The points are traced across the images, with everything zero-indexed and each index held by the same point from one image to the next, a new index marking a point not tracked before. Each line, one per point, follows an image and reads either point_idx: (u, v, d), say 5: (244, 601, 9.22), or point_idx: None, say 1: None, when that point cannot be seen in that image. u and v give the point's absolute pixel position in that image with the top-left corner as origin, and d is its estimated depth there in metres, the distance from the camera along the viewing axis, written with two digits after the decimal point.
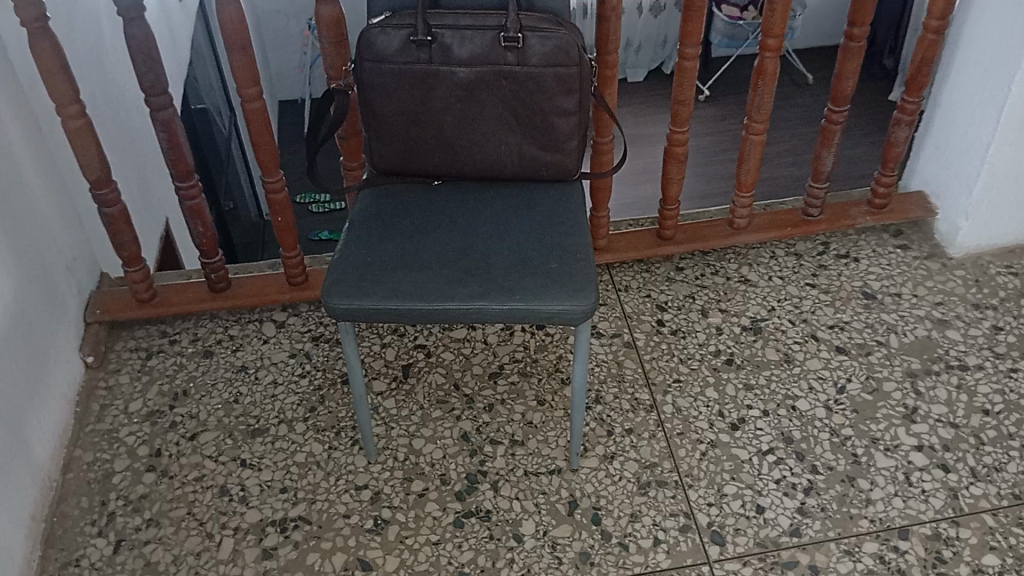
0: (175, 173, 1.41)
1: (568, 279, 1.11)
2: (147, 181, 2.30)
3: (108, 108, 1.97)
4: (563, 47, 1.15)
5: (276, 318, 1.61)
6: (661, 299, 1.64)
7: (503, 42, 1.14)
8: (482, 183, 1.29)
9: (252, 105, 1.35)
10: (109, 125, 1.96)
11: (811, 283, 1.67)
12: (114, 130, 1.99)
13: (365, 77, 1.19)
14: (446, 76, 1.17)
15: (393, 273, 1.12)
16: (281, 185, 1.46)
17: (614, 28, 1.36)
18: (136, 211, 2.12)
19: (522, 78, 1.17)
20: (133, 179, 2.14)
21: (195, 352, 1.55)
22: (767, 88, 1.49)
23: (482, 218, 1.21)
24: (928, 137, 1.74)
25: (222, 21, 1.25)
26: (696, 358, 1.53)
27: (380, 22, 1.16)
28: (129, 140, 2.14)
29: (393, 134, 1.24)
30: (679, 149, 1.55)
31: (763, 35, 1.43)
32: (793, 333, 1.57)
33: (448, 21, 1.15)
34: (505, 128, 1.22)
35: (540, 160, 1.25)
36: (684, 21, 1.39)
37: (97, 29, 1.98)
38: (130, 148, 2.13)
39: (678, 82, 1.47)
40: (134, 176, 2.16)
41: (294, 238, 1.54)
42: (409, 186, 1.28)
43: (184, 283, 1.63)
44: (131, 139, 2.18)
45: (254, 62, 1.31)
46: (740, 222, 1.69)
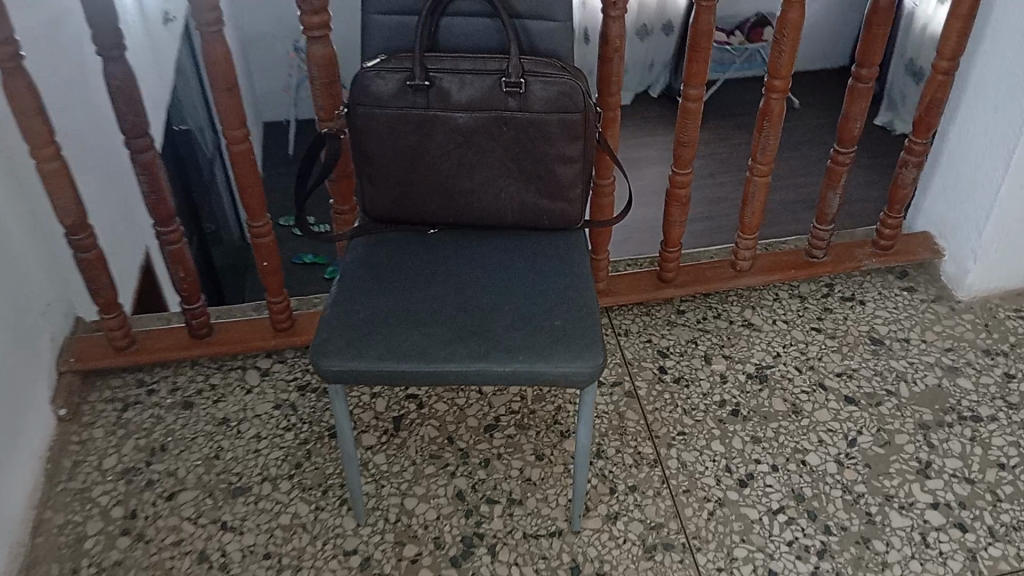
0: (155, 217, 1.33)
1: (574, 338, 1.05)
2: (131, 212, 2.22)
3: (93, 141, 1.90)
4: (567, 92, 1.09)
5: (260, 366, 1.53)
6: (663, 344, 1.58)
7: (504, 87, 1.09)
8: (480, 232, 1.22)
9: (238, 147, 1.28)
10: (92, 159, 1.89)
11: (817, 327, 1.62)
12: (95, 158, 1.91)
13: (359, 121, 1.13)
14: (445, 121, 1.12)
15: (388, 331, 1.06)
16: (267, 229, 1.38)
17: (616, 69, 1.31)
18: (116, 242, 2.03)
19: (523, 124, 1.11)
20: (115, 207, 2.05)
21: (175, 403, 1.47)
22: (773, 129, 1.43)
23: (480, 269, 1.15)
24: (934, 178, 1.69)
25: (205, 58, 1.18)
26: (701, 409, 1.47)
27: (375, 64, 1.11)
28: (113, 172, 2.06)
29: (388, 180, 1.18)
30: (681, 192, 1.49)
31: (769, 76, 1.39)
32: (800, 381, 1.52)
33: (447, 64, 1.10)
34: (506, 175, 1.16)
35: (542, 209, 1.19)
36: (690, 62, 1.34)
37: (82, 53, 1.90)
38: (116, 179, 2.06)
39: (681, 124, 1.41)
40: (116, 204, 2.07)
41: (281, 282, 1.46)
42: (404, 234, 1.22)
43: (163, 328, 1.55)
44: (114, 166, 2.09)
45: (242, 103, 1.24)
46: (743, 264, 1.63)
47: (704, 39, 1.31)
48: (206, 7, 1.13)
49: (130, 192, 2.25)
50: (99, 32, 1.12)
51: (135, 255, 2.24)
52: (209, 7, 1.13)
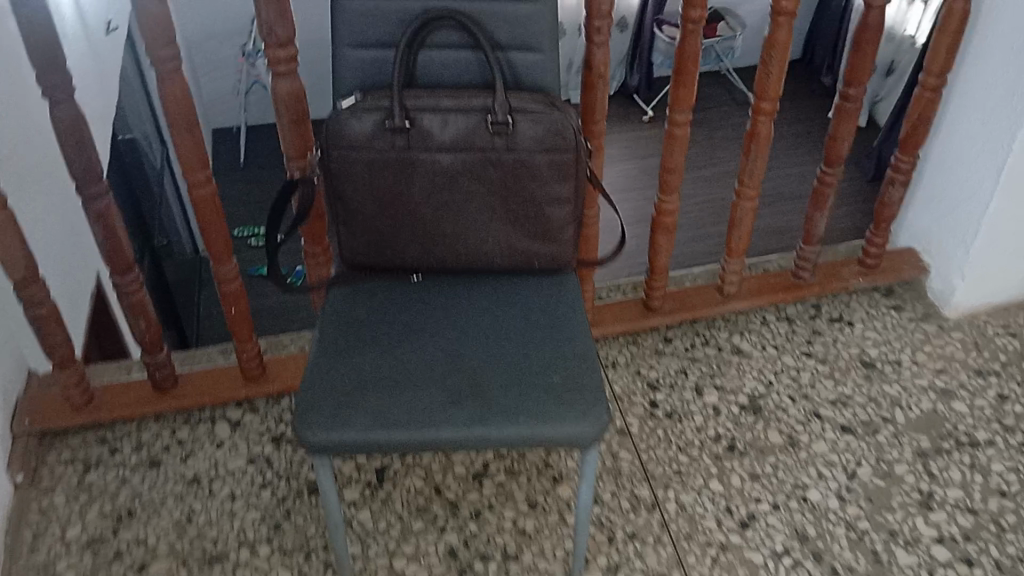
0: (111, 267, 1.23)
1: (576, 396, 0.97)
2: (81, 239, 2.10)
3: (39, 170, 1.78)
4: (558, 130, 1.02)
5: (230, 417, 1.44)
6: (652, 376, 1.53)
7: (491, 125, 1.01)
8: (465, 278, 1.14)
9: (200, 191, 1.18)
10: (39, 189, 1.77)
11: (807, 351, 1.57)
12: (39, 186, 1.77)
13: (333, 166, 1.05)
14: (427, 163, 1.04)
15: (376, 397, 0.97)
16: (233, 272, 1.29)
17: (600, 96, 1.24)
18: (63, 273, 1.90)
19: (512, 164, 1.04)
20: (61, 235, 1.91)
21: (140, 462, 1.38)
22: (761, 152, 1.38)
23: (470, 321, 1.07)
24: (918, 194, 1.67)
25: (162, 98, 1.08)
26: (696, 445, 1.42)
27: (350, 104, 1.02)
28: (61, 199, 1.94)
29: (366, 226, 1.09)
30: (668, 219, 1.42)
31: (757, 97, 1.33)
32: (795, 411, 1.47)
33: (428, 103, 1.02)
34: (493, 218, 1.08)
35: (532, 252, 1.11)
36: (675, 86, 1.27)
37: (21, 72, 1.76)
38: (66, 207, 1.94)
39: (667, 150, 1.34)
40: (63, 231, 1.93)
41: (249, 329, 1.37)
42: (386, 283, 1.13)
43: (125, 381, 1.46)
44: (61, 189, 1.95)
45: (203, 144, 1.15)
46: (730, 288, 1.58)
47: (691, 62, 1.25)
48: (162, 45, 1.03)
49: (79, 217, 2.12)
50: (44, 75, 1.02)
51: (87, 283, 2.12)
52: (165, 44, 1.04)
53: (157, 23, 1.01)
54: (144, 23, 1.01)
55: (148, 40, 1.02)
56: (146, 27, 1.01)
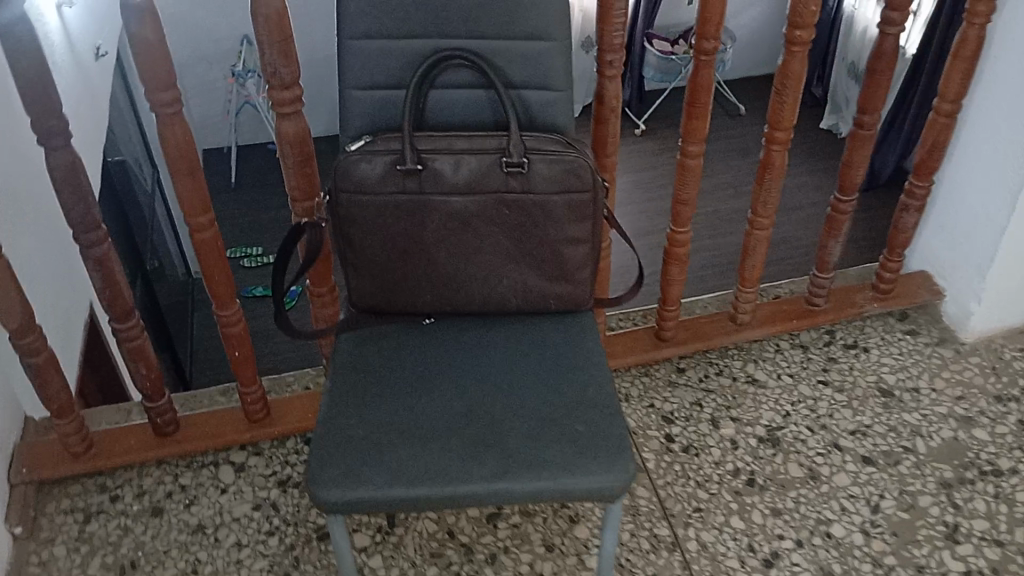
0: (110, 314, 1.19)
1: (601, 446, 0.94)
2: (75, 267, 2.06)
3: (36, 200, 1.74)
4: (574, 170, 0.99)
5: (234, 460, 1.40)
6: (667, 409, 1.49)
7: (505, 167, 0.98)
8: (479, 319, 1.11)
9: (202, 235, 1.15)
10: (37, 220, 1.73)
11: (823, 380, 1.54)
12: (34, 221, 1.71)
13: (343, 210, 1.01)
14: (439, 206, 1.00)
15: (392, 452, 0.93)
16: (237, 316, 1.26)
17: (612, 130, 1.21)
18: (59, 309, 1.83)
19: (527, 205, 1.00)
20: (56, 269, 1.85)
21: (142, 511, 1.34)
22: (775, 182, 1.35)
23: (487, 366, 1.03)
24: (930, 217, 1.64)
25: (162, 141, 1.05)
26: (715, 481, 1.38)
27: (359, 148, 0.99)
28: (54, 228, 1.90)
29: (376, 270, 1.05)
30: (680, 250, 1.39)
31: (770, 127, 1.31)
32: (814, 443, 1.44)
33: (440, 145, 0.99)
34: (508, 260, 1.05)
35: (548, 293, 1.07)
36: (689, 118, 1.25)
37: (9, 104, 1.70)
38: (62, 235, 1.91)
39: (680, 181, 1.32)
40: (57, 265, 1.87)
41: (253, 372, 1.33)
42: (397, 326, 1.09)
43: (124, 427, 1.41)
44: (54, 221, 1.88)
45: (204, 187, 1.11)
46: (744, 317, 1.55)
47: (703, 93, 1.22)
48: (161, 88, 1.00)
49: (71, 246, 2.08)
50: (40, 121, 0.99)
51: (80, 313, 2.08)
52: (164, 88, 1.00)
53: (156, 67, 0.98)
54: (143, 67, 0.97)
55: (147, 84, 0.99)
56: (145, 71, 0.97)
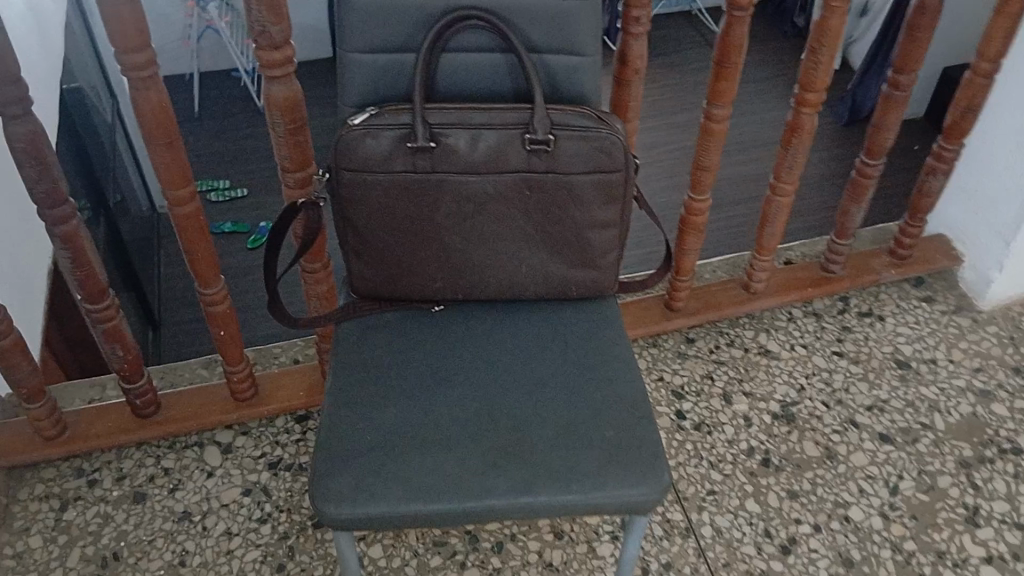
0: (83, 294, 1.08)
1: (632, 455, 0.86)
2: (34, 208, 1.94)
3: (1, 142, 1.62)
4: (604, 148, 0.89)
5: (220, 441, 1.31)
6: (677, 383, 1.42)
7: (528, 145, 0.88)
8: (494, 308, 1.01)
9: (183, 209, 1.03)
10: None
11: (838, 351, 1.48)
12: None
13: (345, 190, 0.91)
14: (453, 186, 0.90)
15: (405, 461, 0.85)
16: (223, 294, 1.15)
17: (634, 94, 1.11)
18: (25, 279, 1.68)
19: (551, 187, 0.91)
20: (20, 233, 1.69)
21: (123, 497, 1.25)
22: (802, 147, 1.27)
23: (505, 362, 0.95)
24: (953, 180, 1.56)
25: (135, 107, 0.93)
26: (729, 461, 1.32)
27: (363, 120, 0.88)
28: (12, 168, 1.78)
29: (382, 255, 0.96)
30: (697, 219, 1.31)
31: (801, 88, 1.21)
32: (830, 419, 1.39)
33: (455, 118, 0.88)
34: (527, 245, 0.95)
35: (570, 281, 0.98)
36: (717, 79, 1.15)
37: None
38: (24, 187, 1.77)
39: (703, 146, 1.22)
40: (22, 229, 1.71)
41: (240, 350, 1.24)
42: (404, 316, 1.00)
43: (99, 405, 1.31)
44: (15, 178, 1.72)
45: (185, 158, 0.99)
46: (757, 285, 1.48)
47: (736, 53, 1.11)
48: (134, 50, 0.88)
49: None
50: None
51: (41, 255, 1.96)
52: (138, 49, 0.89)
53: (128, 25, 0.86)
54: (113, 27, 0.86)
55: (118, 45, 0.88)
56: (116, 31, 0.86)
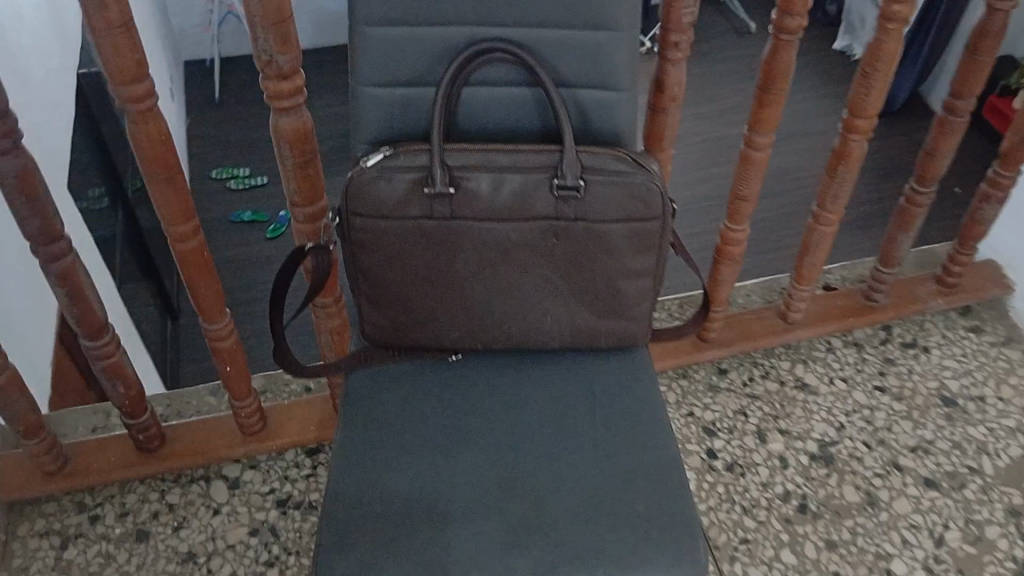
0: (82, 331, 1.02)
1: (665, 534, 0.79)
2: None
3: None
4: (638, 195, 0.81)
5: (228, 475, 1.26)
6: (708, 419, 1.35)
7: (555, 192, 0.80)
8: (518, 363, 0.95)
9: (186, 245, 0.97)
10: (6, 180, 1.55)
11: (880, 386, 1.40)
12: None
13: (357, 236, 0.84)
14: (473, 234, 0.83)
15: (418, 536, 0.79)
16: (229, 329, 1.08)
17: (669, 121, 1.02)
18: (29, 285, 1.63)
19: (580, 236, 0.83)
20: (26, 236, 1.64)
21: (126, 534, 1.19)
22: (849, 174, 1.18)
23: (529, 425, 0.89)
24: (1007, 204, 1.46)
25: (133, 140, 0.86)
26: (763, 507, 1.25)
27: (377, 162, 0.81)
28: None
29: (396, 303, 0.89)
30: (733, 248, 1.22)
31: (849, 113, 1.12)
32: (871, 462, 1.31)
33: (476, 161, 0.81)
34: (553, 296, 0.88)
35: (599, 332, 0.91)
36: (760, 105, 1.06)
37: None
38: None
39: (742, 175, 1.14)
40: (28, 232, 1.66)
41: (248, 385, 1.17)
42: (421, 368, 0.93)
43: (103, 437, 1.25)
44: None
45: (188, 192, 0.93)
46: (795, 315, 1.40)
47: (781, 79, 1.03)
48: (131, 81, 0.81)
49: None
50: None
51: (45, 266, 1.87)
52: (135, 80, 0.82)
53: (123, 55, 0.79)
54: (107, 56, 0.79)
55: (113, 76, 0.80)
56: (110, 61, 0.79)
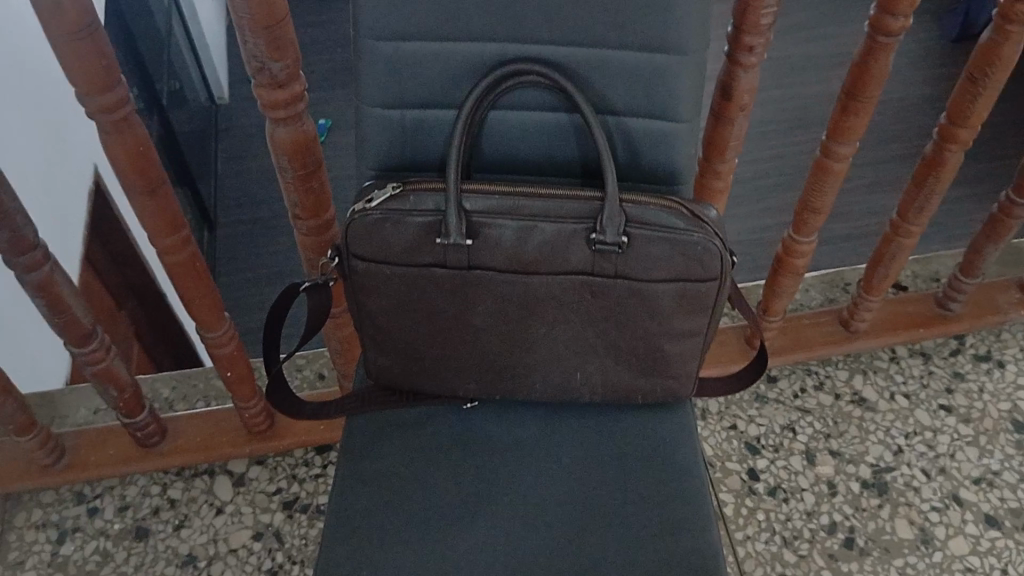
0: (67, 338, 0.93)
1: None
2: (62, 171, 1.64)
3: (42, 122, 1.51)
4: (691, 254, 0.68)
5: (232, 471, 1.18)
6: (752, 435, 1.24)
7: (593, 247, 0.67)
8: (543, 416, 0.85)
9: (174, 257, 0.86)
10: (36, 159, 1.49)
11: (946, 405, 1.27)
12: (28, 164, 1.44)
13: (360, 280, 0.73)
14: (494, 287, 0.71)
15: None
16: (228, 336, 0.99)
17: (735, 133, 0.88)
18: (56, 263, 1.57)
19: (619, 295, 0.71)
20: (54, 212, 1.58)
21: (124, 531, 1.12)
22: (939, 187, 1.02)
23: (550, 494, 0.78)
24: None
25: (106, 150, 0.75)
26: (805, 539, 1.15)
27: (382, 204, 0.69)
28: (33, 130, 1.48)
29: (405, 351, 0.78)
30: (797, 261, 1.08)
31: (948, 119, 0.96)
32: (929, 492, 1.19)
33: (500, 206, 0.68)
34: (585, 353, 0.76)
35: (636, 391, 0.79)
36: (843, 114, 0.90)
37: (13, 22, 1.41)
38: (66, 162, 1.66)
39: (816, 185, 0.99)
40: (57, 208, 1.60)
41: (252, 386, 1.08)
42: (433, 418, 0.84)
43: (103, 426, 1.18)
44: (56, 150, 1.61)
45: (174, 203, 0.82)
46: (859, 326, 1.28)
47: (872, 86, 0.87)
48: (99, 90, 0.70)
49: (63, 143, 1.66)
50: None
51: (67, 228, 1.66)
52: (104, 89, 0.70)
53: (88, 65, 0.67)
54: (68, 66, 0.67)
55: (76, 85, 0.69)
56: (72, 71, 0.67)
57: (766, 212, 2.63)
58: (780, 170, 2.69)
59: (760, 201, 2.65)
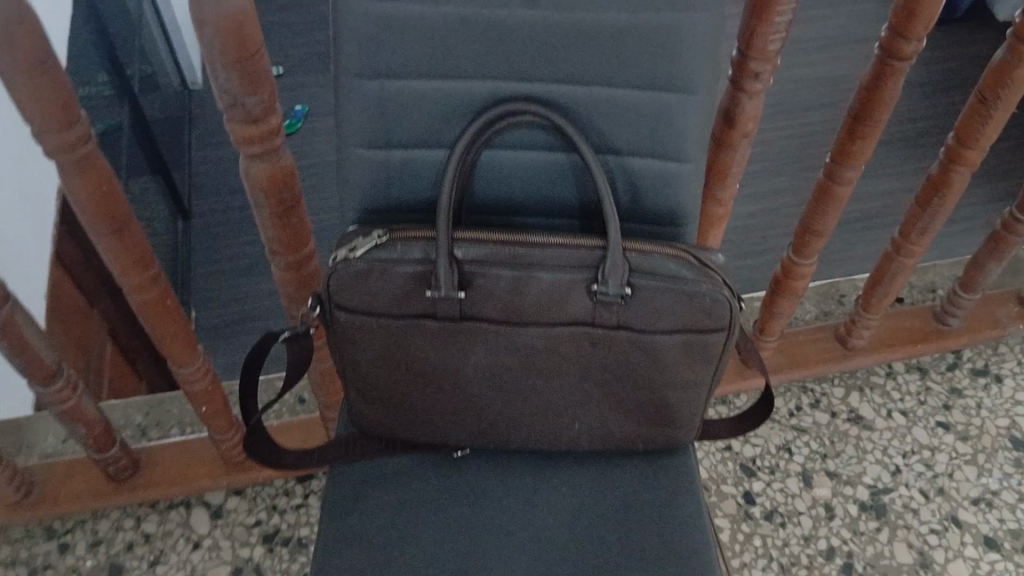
0: (31, 376, 0.88)
1: None
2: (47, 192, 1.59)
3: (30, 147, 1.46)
4: (697, 304, 0.64)
5: (211, 502, 1.13)
6: (747, 456, 1.21)
7: (594, 299, 0.63)
8: (537, 464, 0.80)
9: (144, 295, 0.81)
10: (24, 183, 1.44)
11: (943, 423, 1.25)
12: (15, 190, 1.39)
13: (344, 332, 0.68)
14: (487, 339, 0.66)
15: None
16: (202, 371, 0.94)
17: (737, 160, 0.83)
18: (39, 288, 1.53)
19: (620, 346, 0.66)
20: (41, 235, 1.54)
21: (97, 568, 1.07)
22: (945, 207, 0.98)
23: (545, 549, 0.74)
24: None
25: (67, 187, 0.69)
26: (803, 565, 1.11)
27: (367, 253, 0.64)
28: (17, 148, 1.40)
29: (393, 401, 0.73)
30: (797, 283, 1.05)
31: (956, 139, 0.92)
32: (928, 514, 1.16)
33: (494, 256, 0.64)
34: (583, 403, 0.72)
35: (636, 439, 0.75)
36: (850, 138, 0.86)
37: None
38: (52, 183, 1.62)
39: (818, 208, 0.95)
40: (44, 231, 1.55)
41: (229, 418, 1.03)
42: (421, 467, 0.79)
43: (74, 456, 1.13)
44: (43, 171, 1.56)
45: (143, 239, 0.76)
46: (857, 342, 1.25)
47: (879, 111, 0.82)
48: (57, 126, 0.64)
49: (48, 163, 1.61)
50: None
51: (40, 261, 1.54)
52: (65, 125, 0.64)
53: (47, 102, 0.62)
54: (25, 103, 0.61)
55: (33, 123, 0.63)
56: (29, 109, 0.62)
57: (769, 197, 2.32)
58: (784, 151, 2.42)
59: (756, 185, 2.35)
